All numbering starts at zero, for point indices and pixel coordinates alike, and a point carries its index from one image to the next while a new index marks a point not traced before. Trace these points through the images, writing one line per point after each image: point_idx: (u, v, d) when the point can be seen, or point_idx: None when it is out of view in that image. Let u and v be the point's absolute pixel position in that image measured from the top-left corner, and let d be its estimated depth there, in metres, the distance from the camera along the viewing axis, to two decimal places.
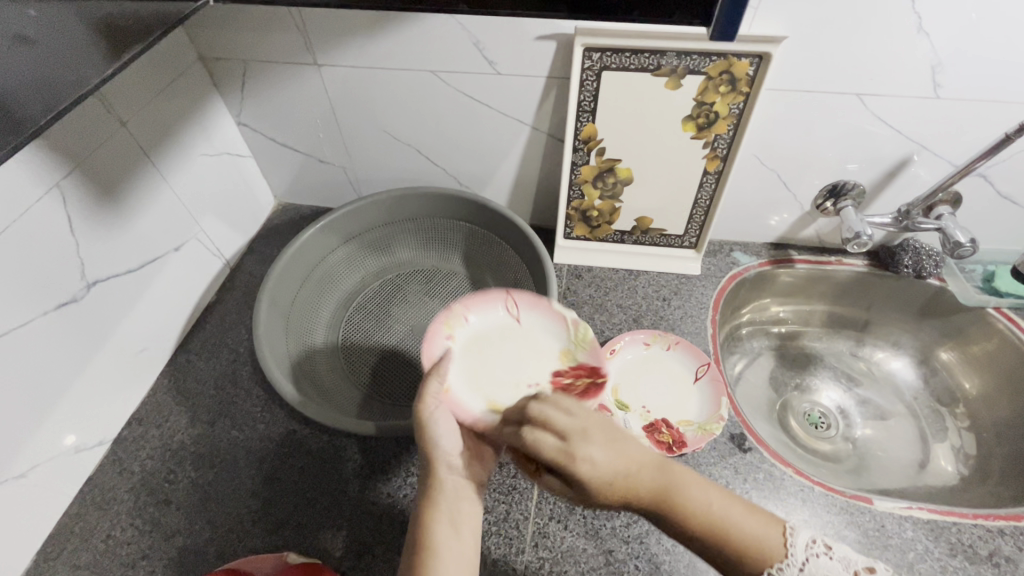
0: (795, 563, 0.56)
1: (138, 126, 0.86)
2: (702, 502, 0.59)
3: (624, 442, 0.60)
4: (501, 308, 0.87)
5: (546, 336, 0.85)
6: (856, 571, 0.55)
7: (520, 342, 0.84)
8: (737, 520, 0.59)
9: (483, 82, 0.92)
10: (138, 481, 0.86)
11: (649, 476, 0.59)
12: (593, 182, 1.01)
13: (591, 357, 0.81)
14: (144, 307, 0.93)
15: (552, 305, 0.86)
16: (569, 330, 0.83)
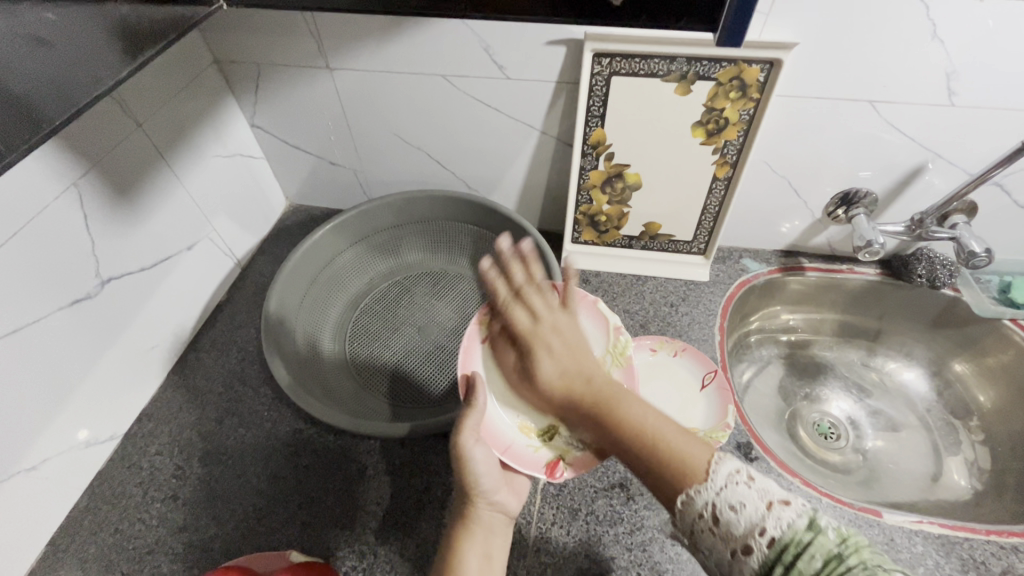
0: (711, 487, 0.55)
1: (154, 127, 0.88)
2: (635, 416, 0.64)
3: (570, 351, 0.73)
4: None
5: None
6: (773, 501, 0.52)
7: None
8: (665, 436, 0.60)
9: (493, 87, 0.92)
10: (146, 477, 0.87)
11: (586, 378, 0.70)
12: (602, 186, 1.01)
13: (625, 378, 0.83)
14: (156, 305, 0.94)
15: (597, 308, 0.86)
16: (608, 340, 0.85)
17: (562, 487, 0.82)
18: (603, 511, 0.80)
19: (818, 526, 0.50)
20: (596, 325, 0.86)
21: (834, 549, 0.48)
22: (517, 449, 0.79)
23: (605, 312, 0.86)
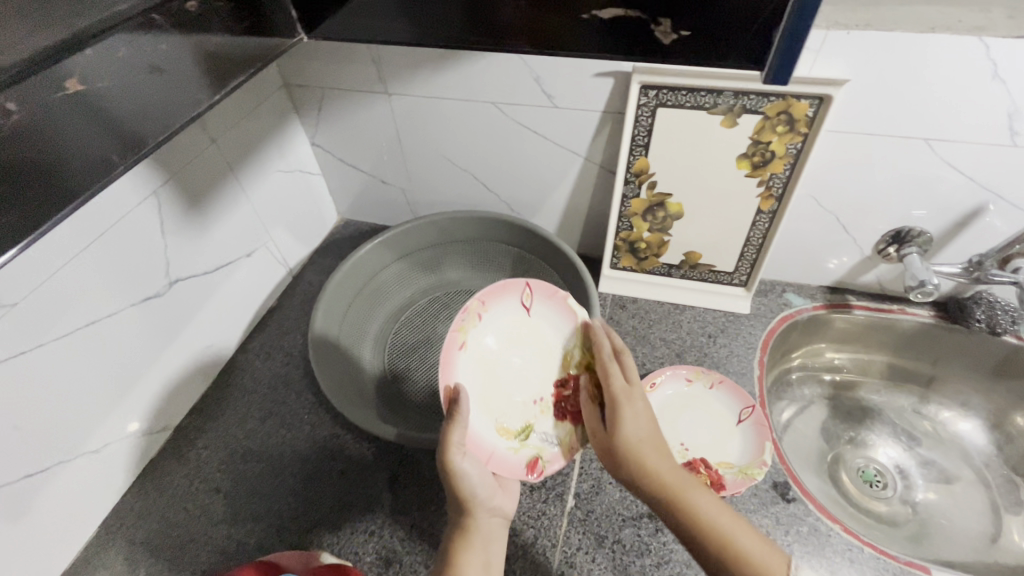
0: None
1: (227, 143, 0.95)
2: (711, 510, 0.65)
3: (657, 434, 0.70)
4: (515, 299, 0.86)
5: (555, 335, 0.85)
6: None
7: (529, 341, 0.86)
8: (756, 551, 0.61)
9: (541, 114, 0.96)
10: (193, 468, 0.92)
11: (666, 467, 0.67)
12: (643, 215, 1.02)
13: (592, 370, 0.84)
14: (214, 307, 1.00)
15: (567, 301, 0.83)
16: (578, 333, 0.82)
17: (590, 513, 0.82)
18: (631, 541, 0.78)
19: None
20: (566, 317, 0.84)
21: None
22: (499, 455, 0.79)
23: (574, 305, 0.82)
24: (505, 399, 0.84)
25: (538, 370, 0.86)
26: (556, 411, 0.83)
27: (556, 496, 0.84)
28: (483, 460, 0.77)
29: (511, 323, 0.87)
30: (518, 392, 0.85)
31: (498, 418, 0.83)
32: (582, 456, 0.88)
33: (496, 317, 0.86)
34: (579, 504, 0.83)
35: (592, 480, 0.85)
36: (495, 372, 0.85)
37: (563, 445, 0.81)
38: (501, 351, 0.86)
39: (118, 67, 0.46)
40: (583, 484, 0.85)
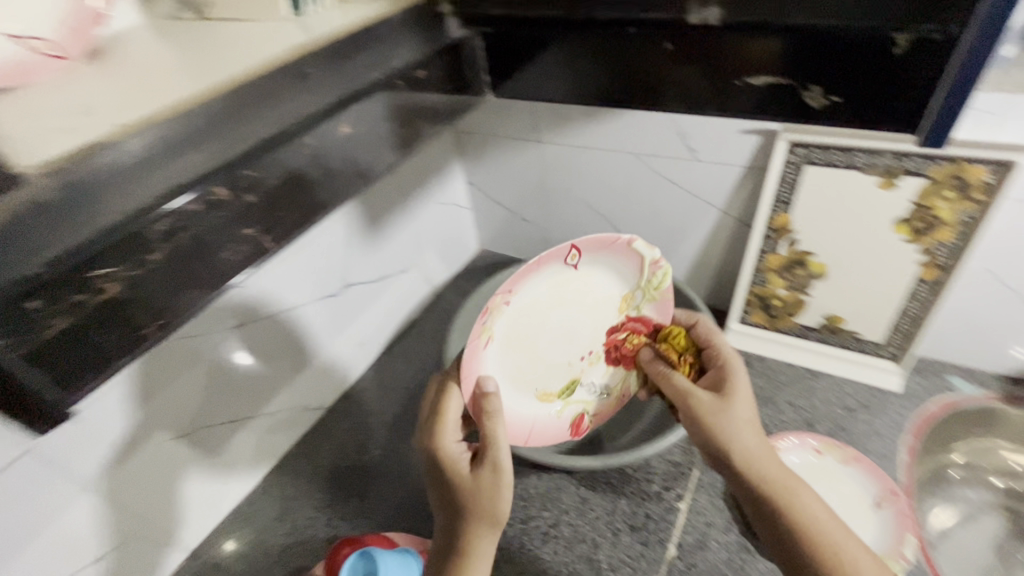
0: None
1: (405, 176, 1.15)
2: (813, 511, 0.61)
3: (762, 437, 0.66)
4: (562, 261, 0.75)
5: (611, 286, 0.81)
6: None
7: (577, 297, 0.80)
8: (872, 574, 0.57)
9: (681, 166, 1.00)
10: (335, 447, 1.07)
11: (771, 468, 0.64)
12: (779, 271, 0.99)
13: (657, 311, 0.84)
14: (372, 311, 1.18)
15: (631, 247, 0.76)
16: (643, 277, 0.80)
17: (691, 567, 0.79)
18: None
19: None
20: (627, 263, 0.79)
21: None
22: (540, 424, 0.84)
23: (641, 250, 0.76)
24: (548, 367, 0.83)
25: (589, 320, 0.82)
26: (608, 356, 0.86)
27: (657, 542, 0.82)
28: (523, 437, 0.82)
29: (552, 286, 0.77)
30: (558, 353, 0.82)
31: (540, 387, 0.83)
32: (689, 508, 0.86)
33: (530, 288, 0.75)
34: (680, 554, 0.80)
35: (697, 534, 0.82)
36: (536, 339, 0.80)
37: (613, 395, 0.89)
38: (540, 318, 0.78)
39: (371, 118, 0.55)
40: (688, 536, 0.82)
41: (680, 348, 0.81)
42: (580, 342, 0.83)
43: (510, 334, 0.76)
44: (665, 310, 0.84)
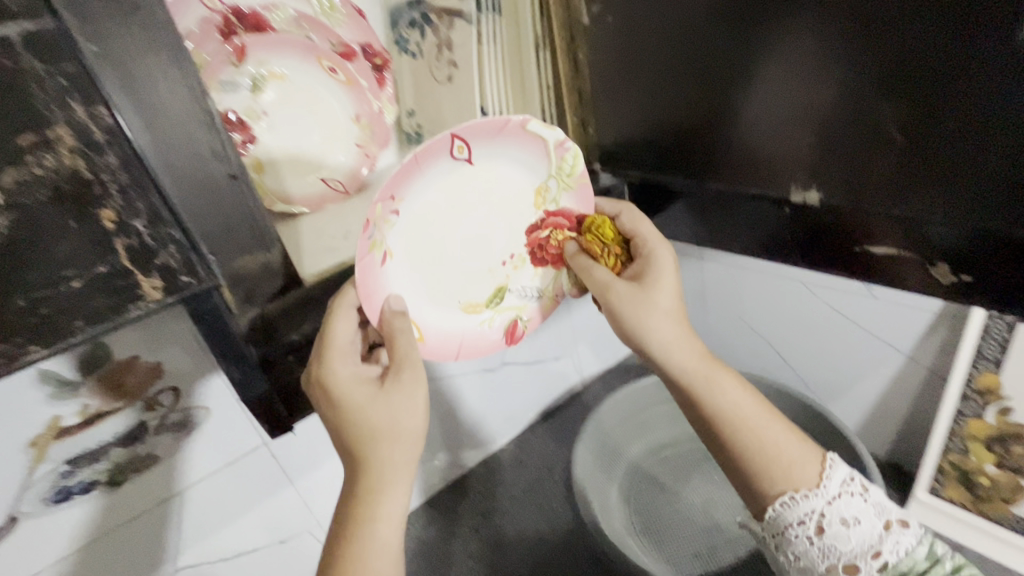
0: (822, 493, 0.49)
1: None
2: (733, 400, 0.52)
3: (675, 322, 0.55)
4: (449, 161, 0.50)
5: (512, 170, 0.55)
6: (892, 524, 0.50)
7: (475, 198, 0.55)
8: (790, 470, 0.50)
9: (859, 303, 0.89)
10: None
11: (687, 357, 0.54)
12: (987, 442, 0.82)
13: (577, 201, 0.59)
14: None
15: (524, 129, 0.51)
16: (551, 160, 0.55)
17: None
18: None
19: (936, 551, 0.49)
20: (528, 151, 0.54)
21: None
22: (470, 337, 0.59)
23: (537, 130, 0.52)
24: (461, 276, 0.57)
25: (485, 209, 0.56)
26: (536, 259, 0.60)
27: None
28: (451, 357, 0.58)
29: (447, 188, 0.52)
30: (469, 260, 0.57)
31: (457, 296, 0.58)
32: None
33: (420, 193, 0.51)
34: None
35: None
36: (435, 258, 0.55)
37: (544, 297, 0.62)
38: (438, 211, 0.53)
39: None
40: None
41: (604, 240, 0.59)
42: (495, 249, 0.58)
43: (410, 241, 0.52)
44: (582, 199, 0.59)
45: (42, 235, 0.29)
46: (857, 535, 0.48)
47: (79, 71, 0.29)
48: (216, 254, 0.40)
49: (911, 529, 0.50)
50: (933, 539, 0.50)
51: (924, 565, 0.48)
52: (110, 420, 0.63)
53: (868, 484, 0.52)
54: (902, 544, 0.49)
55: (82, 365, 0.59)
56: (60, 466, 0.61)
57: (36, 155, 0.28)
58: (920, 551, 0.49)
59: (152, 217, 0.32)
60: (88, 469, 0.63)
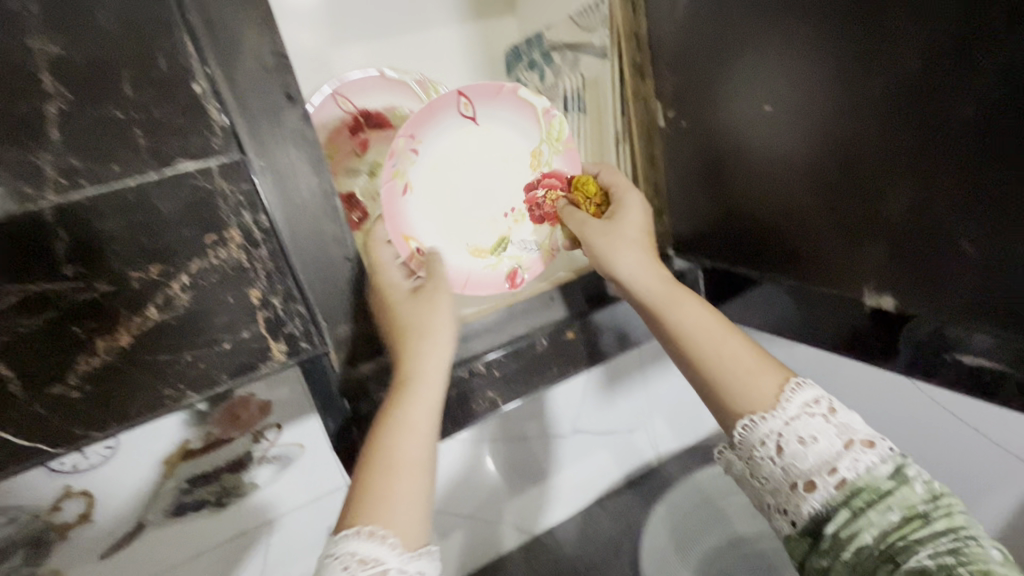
0: (778, 415, 0.44)
1: None
2: (692, 319, 0.52)
3: (636, 249, 0.57)
4: (456, 117, 0.59)
5: (512, 134, 0.61)
6: (854, 443, 0.42)
7: (482, 154, 0.60)
8: (766, 392, 0.46)
9: None
10: None
11: (652, 282, 0.55)
12: None
13: (567, 164, 0.63)
14: None
15: (514, 95, 0.60)
16: (542, 125, 0.62)
17: None
18: None
19: (900, 463, 0.41)
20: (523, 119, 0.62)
21: (918, 507, 0.40)
22: (473, 280, 0.60)
23: (527, 96, 0.60)
24: (469, 221, 0.61)
25: (495, 166, 0.61)
26: (533, 215, 0.64)
27: None
28: (457, 289, 0.59)
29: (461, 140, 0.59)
30: (478, 207, 0.61)
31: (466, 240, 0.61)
32: None
33: (438, 136, 0.58)
34: None
35: None
36: (446, 202, 0.59)
37: (543, 251, 0.64)
38: (454, 155, 0.59)
39: None
40: None
41: (589, 194, 0.63)
42: (501, 201, 0.62)
43: (431, 176, 0.58)
44: (572, 161, 0.63)
45: (210, 308, 0.38)
46: (815, 456, 0.42)
47: (251, 189, 0.38)
48: (327, 318, 0.48)
49: (875, 447, 0.42)
50: (898, 454, 0.42)
51: (888, 485, 0.40)
52: (226, 448, 0.72)
53: (841, 408, 0.45)
54: (862, 462, 0.41)
55: (210, 399, 0.69)
56: (183, 484, 0.70)
57: (215, 250, 0.37)
58: (884, 469, 0.41)
59: (287, 295, 0.40)
60: (203, 488, 0.72)
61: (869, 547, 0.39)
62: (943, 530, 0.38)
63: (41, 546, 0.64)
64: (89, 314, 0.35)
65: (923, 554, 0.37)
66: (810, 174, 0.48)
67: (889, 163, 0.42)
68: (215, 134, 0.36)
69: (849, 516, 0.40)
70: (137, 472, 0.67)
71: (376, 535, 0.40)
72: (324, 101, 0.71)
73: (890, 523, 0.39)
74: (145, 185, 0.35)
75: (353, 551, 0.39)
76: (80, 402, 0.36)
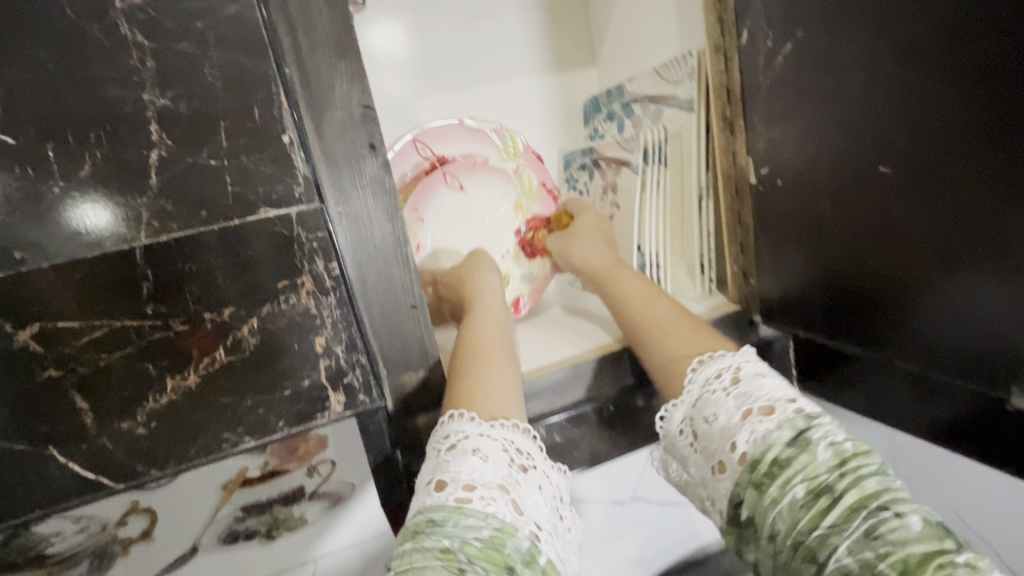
0: (687, 398, 0.49)
1: None
2: (630, 297, 0.59)
3: (587, 243, 0.67)
4: (447, 190, 0.74)
5: (496, 195, 0.76)
6: (752, 412, 0.44)
7: (476, 211, 0.75)
8: (673, 353, 0.52)
9: None
10: None
11: (599, 259, 0.65)
12: None
13: (543, 208, 0.78)
14: None
15: (488, 164, 0.76)
16: (514, 181, 0.77)
17: None
18: None
19: (803, 428, 0.42)
20: (501, 180, 0.76)
21: (821, 477, 0.40)
22: None
23: (496, 162, 0.77)
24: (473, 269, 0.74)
25: (486, 222, 0.75)
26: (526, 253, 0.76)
27: None
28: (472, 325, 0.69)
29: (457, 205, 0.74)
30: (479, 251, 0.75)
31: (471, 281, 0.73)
32: None
33: (437, 204, 0.73)
34: None
35: None
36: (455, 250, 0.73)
37: (538, 279, 0.76)
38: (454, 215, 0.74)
39: None
40: None
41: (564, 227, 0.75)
42: (499, 244, 0.75)
43: (441, 234, 0.73)
44: (547, 206, 0.78)
45: (275, 354, 0.38)
46: (719, 431, 0.46)
47: (326, 235, 0.38)
48: (388, 366, 0.47)
49: (773, 413, 0.44)
50: (800, 417, 0.43)
51: (788, 456, 0.41)
52: (279, 480, 0.71)
53: (750, 376, 0.47)
54: (758, 431, 0.43)
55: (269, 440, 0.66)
56: (238, 511, 0.70)
57: (286, 296, 0.37)
58: (782, 437, 0.42)
59: (350, 345, 0.40)
60: (255, 518, 0.71)
61: (784, 532, 0.41)
62: (852, 504, 0.38)
63: (104, 558, 0.66)
64: (163, 352, 0.35)
65: (837, 536, 0.38)
66: (935, 259, 0.42)
67: (990, 237, 0.38)
68: (298, 182, 0.36)
69: (759, 499, 0.42)
70: (197, 495, 0.68)
71: (522, 432, 0.47)
72: (405, 147, 0.74)
73: (796, 498, 0.40)
74: (229, 229, 0.35)
75: (509, 441, 0.45)
76: (144, 439, 0.36)
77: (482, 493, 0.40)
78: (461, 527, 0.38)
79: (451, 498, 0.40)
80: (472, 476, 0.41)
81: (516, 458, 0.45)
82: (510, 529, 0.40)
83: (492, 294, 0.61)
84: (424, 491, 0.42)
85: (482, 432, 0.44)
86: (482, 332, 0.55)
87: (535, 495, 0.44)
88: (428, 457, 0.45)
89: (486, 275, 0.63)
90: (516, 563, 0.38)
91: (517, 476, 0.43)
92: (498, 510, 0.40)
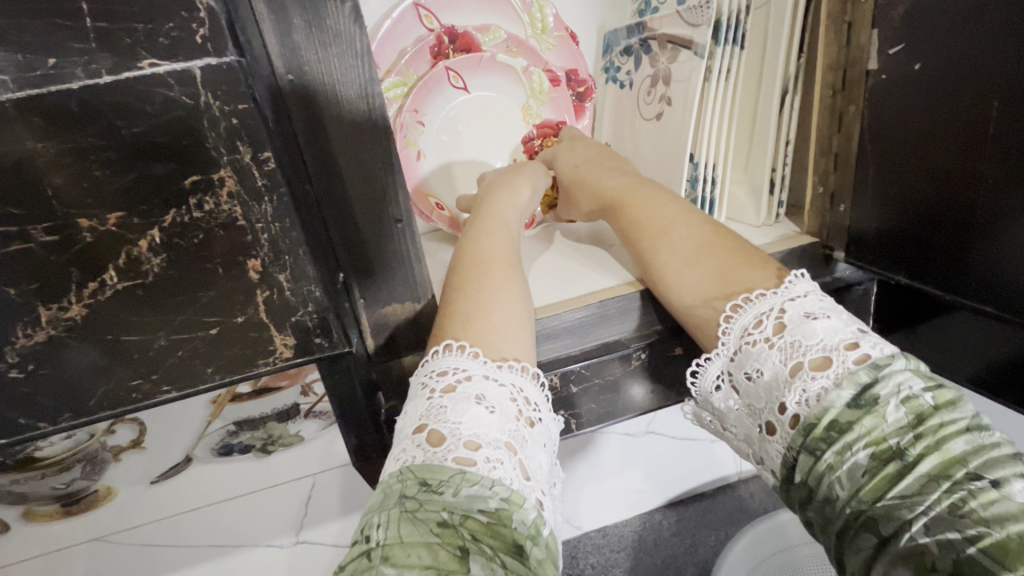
0: (723, 352, 0.37)
1: None
2: (647, 209, 0.46)
3: (596, 162, 0.54)
4: (449, 91, 0.59)
5: (504, 98, 0.62)
6: (802, 367, 0.32)
7: (480, 120, 0.61)
8: (708, 294, 0.39)
9: None
10: None
11: (606, 179, 0.51)
12: None
13: (554, 112, 0.63)
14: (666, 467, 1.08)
15: (496, 58, 0.60)
16: (526, 82, 0.61)
17: None
18: None
19: (867, 380, 0.30)
20: (509, 82, 0.61)
21: (891, 440, 0.28)
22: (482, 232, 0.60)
23: (505, 60, 0.60)
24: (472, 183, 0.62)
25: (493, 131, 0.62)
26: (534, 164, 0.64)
27: None
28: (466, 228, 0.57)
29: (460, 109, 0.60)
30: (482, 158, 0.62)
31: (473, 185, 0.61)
32: None
33: (438, 111, 0.59)
34: None
35: None
36: (456, 152, 0.61)
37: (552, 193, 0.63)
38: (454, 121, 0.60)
39: None
40: None
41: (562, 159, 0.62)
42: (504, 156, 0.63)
43: (440, 144, 0.60)
44: (561, 109, 0.63)
45: (191, 282, 0.27)
46: (765, 391, 0.34)
47: (250, 108, 0.25)
48: (365, 295, 0.37)
49: (829, 366, 0.31)
50: (865, 367, 0.30)
51: (848, 418, 0.30)
52: (273, 396, 0.53)
53: (801, 321, 0.34)
54: (811, 392, 0.31)
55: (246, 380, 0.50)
56: (229, 425, 0.53)
57: (200, 199, 0.26)
58: (841, 397, 0.30)
59: (297, 274, 0.29)
60: (249, 434, 0.55)
61: (840, 503, 0.29)
62: (933, 472, 0.27)
63: (70, 500, 0.52)
64: (27, 273, 0.25)
65: (909, 510, 0.26)
66: None
67: None
68: (199, 20, 0.24)
69: (810, 466, 0.31)
70: (175, 412, 0.50)
71: (531, 378, 0.35)
72: (403, 15, 0.58)
73: (858, 467, 0.29)
74: (94, 91, 0.23)
75: (517, 388, 0.33)
76: (25, 386, 0.27)
77: (488, 454, 0.29)
78: (464, 498, 0.27)
79: (448, 458, 0.29)
80: (475, 430, 0.30)
81: (525, 409, 0.33)
82: (519, 498, 0.28)
83: (509, 205, 0.49)
84: (410, 439, 0.30)
85: (487, 375, 0.33)
86: (480, 246, 0.42)
87: (544, 456, 0.33)
88: (413, 397, 0.33)
89: (517, 183, 0.51)
90: (527, 543, 0.27)
91: (525, 432, 0.32)
92: (505, 475, 0.29)
